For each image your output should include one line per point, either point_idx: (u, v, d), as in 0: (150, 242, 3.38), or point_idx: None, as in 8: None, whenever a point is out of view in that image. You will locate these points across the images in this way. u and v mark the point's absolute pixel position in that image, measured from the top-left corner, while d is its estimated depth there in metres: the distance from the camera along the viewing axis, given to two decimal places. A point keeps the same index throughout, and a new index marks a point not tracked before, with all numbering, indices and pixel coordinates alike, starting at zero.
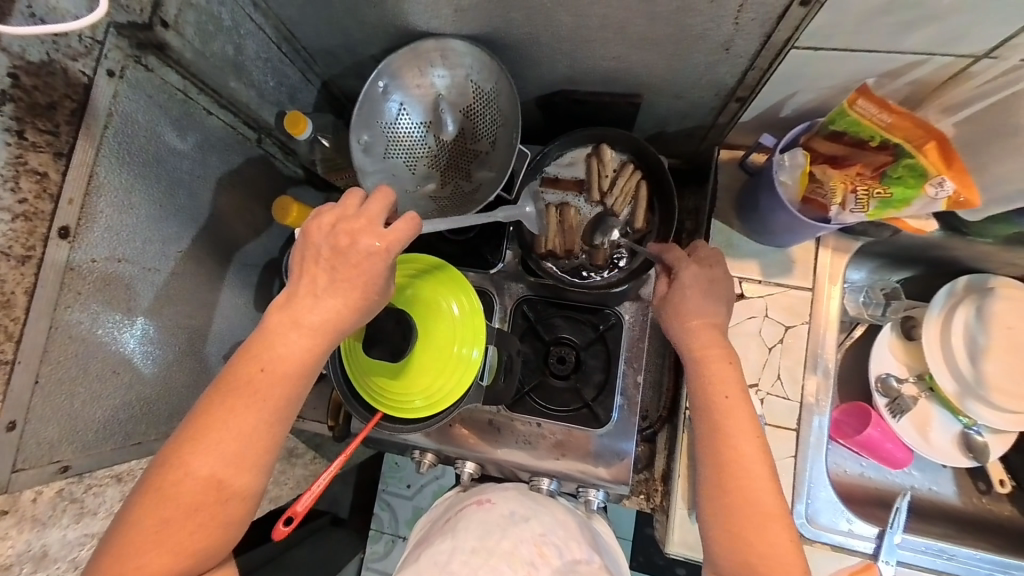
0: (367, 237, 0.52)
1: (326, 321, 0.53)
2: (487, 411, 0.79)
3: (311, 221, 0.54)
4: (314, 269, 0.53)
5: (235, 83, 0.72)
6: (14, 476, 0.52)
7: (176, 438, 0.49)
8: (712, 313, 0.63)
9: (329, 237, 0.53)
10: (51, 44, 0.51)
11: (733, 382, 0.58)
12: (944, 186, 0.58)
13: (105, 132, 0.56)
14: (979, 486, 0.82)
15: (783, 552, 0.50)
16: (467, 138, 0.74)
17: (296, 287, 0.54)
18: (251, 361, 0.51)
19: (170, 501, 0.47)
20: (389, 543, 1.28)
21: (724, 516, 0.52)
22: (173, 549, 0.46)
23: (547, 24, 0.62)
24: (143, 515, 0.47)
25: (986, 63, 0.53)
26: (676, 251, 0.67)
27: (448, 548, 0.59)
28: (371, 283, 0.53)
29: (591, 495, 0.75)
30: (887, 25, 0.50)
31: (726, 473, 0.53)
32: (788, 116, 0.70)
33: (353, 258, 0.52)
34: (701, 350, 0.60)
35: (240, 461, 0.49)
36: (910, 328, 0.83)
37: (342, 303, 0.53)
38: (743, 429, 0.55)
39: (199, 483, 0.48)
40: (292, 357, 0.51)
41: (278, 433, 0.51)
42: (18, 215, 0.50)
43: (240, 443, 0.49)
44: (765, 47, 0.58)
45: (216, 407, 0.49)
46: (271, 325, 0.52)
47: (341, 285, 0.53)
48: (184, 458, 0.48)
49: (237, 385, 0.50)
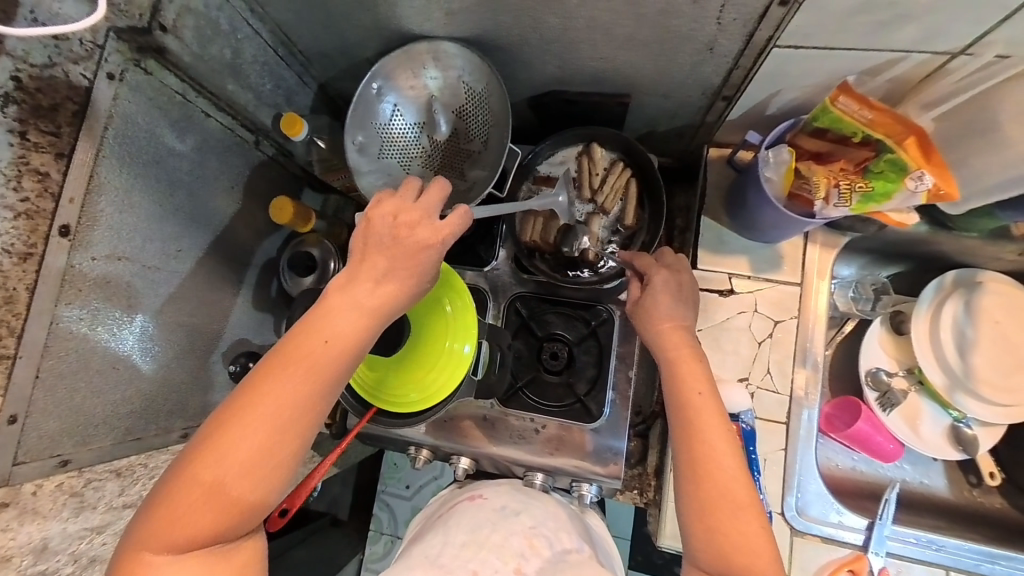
0: (426, 228, 0.54)
1: (381, 305, 0.53)
2: (481, 406, 0.79)
3: (374, 207, 0.55)
4: (375, 254, 0.54)
5: (233, 85, 0.73)
6: (16, 468, 0.53)
7: (229, 404, 0.49)
8: (683, 316, 0.65)
9: (392, 225, 0.54)
10: (53, 48, 0.52)
11: (704, 381, 0.59)
12: (924, 180, 0.59)
13: (106, 133, 0.58)
14: (970, 479, 0.83)
15: (760, 545, 0.50)
16: (460, 138, 0.75)
17: (355, 270, 0.54)
18: (304, 337, 0.51)
19: (217, 466, 0.47)
20: (389, 544, 1.29)
21: (700, 513, 0.52)
22: (214, 513, 0.47)
23: (535, 26, 0.63)
24: (190, 476, 0.47)
25: (963, 60, 0.54)
26: (644, 259, 0.69)
27: (440, 542, 0.60)
28: (425, 271, 0.54)
29: (584, 489, 0.76)
30: (865, 24, 0.52)
31: (699, 470, 0.54)
32: (774, 114, 0.72)
33: (411, 246, 0.53)
34: (668, 352, 0.62)
35: (286, 434, 0.49)
36: (899, 323, 0.84)
37: (397, 290, 0.53)
38: (713, 424, 0.56)
39: (241, 455, 0.47)
40: (346, 337, 0.52)
41: (320, 413, 0.51)
42: (20, 213, 0.51)
43: (288, 415, 0.49)
44: (748, 46, 0.59)
45: (266, 379, 0.49)
46: (328, 303, 0.52)
47: (398, 272, 0.53)
48: (230, 426, 0.48)
49: (291, 359, 0.50)
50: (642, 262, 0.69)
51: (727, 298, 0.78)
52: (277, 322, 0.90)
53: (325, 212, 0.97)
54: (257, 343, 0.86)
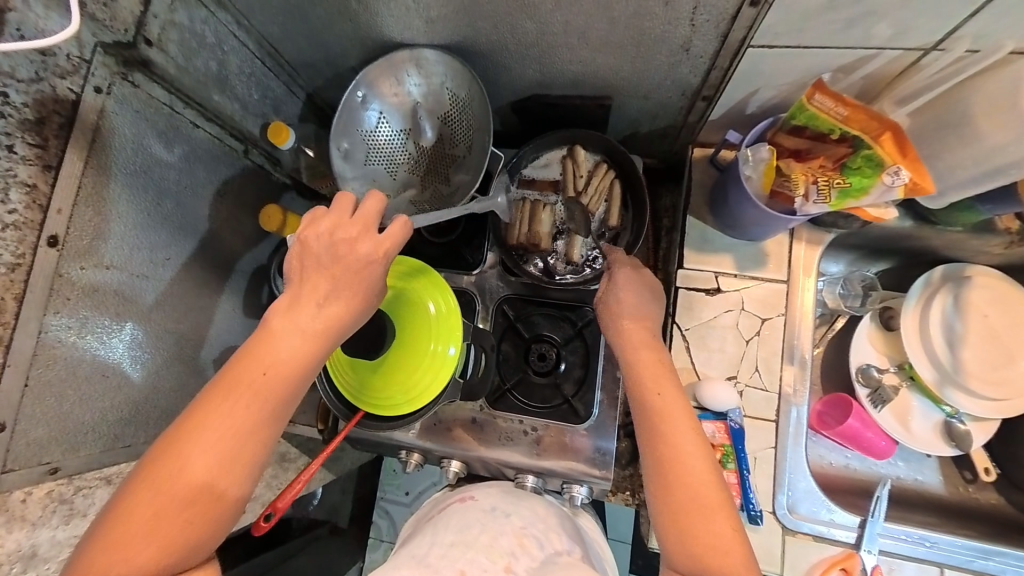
0: (367, 243, 0.54)
1: (327, 327, 0.53)
2: (470, 408, 0.79)
3: (308, 227, 0.54)
4: (316, 276, 0.54)
5: (219, 96, 0.75)
6: (5, 475, 0.54)
7: (168, 435, 0.49)
8: (646, 313, 0.65)
9: (329, 244, 0.53)
10: (40, 63, 0.53)
11: (668, 378, 0.59)
12: (900, 174, 0.60)
13: (93, 145, 0.59)
14: (964, 475, 0.82)
15: (730, 542, 0.50)
16: (445, 144, 0.76)
17: (297, 293, 0.54)
18: (248, 364, 0.51)
19: (158, 498, 0.47)
20: (388, 551, 1.29)
21: (669, 511, 0.52)
22: (154, 546, 0.46)
23: (512, 31, 0.64)
24: (129, 509, 0.46)
25: (934, 56, 0.55)
26: (619, 254, 0.72)
27: (427, 543, 0.60)
28: (369, 287, 0.55)
29: (575, 490, 0.76)
30: (832, 22, 0.52)
31: (667, 468, 0.53)
32: (753, 112, 0.72)
33: (353, 264, 0.53)
34: (632, 350, 0.62)
35: (230, 460, 0.49)
36: (889, 320, 0.83)
37: (343, 309, 0.54)
38: (676, 422, 0.56)
39: (184, 484, 0.47)
40: (290, 361, 0.52)
41: (268, 436, 0.51)
42: (9, 224, 0.52)
43: (232, 441, 0.49)
44: (723, 46, 0.59)
45: (209, 407, 0.50)
46: (271, 328, 0.53)
47: (342, 292, 0.54)
48: (172, 455, 0.48)
49: (232, 388, 0.51)
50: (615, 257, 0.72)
51: (713, 297, 0.78)
52: None
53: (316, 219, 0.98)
54: None
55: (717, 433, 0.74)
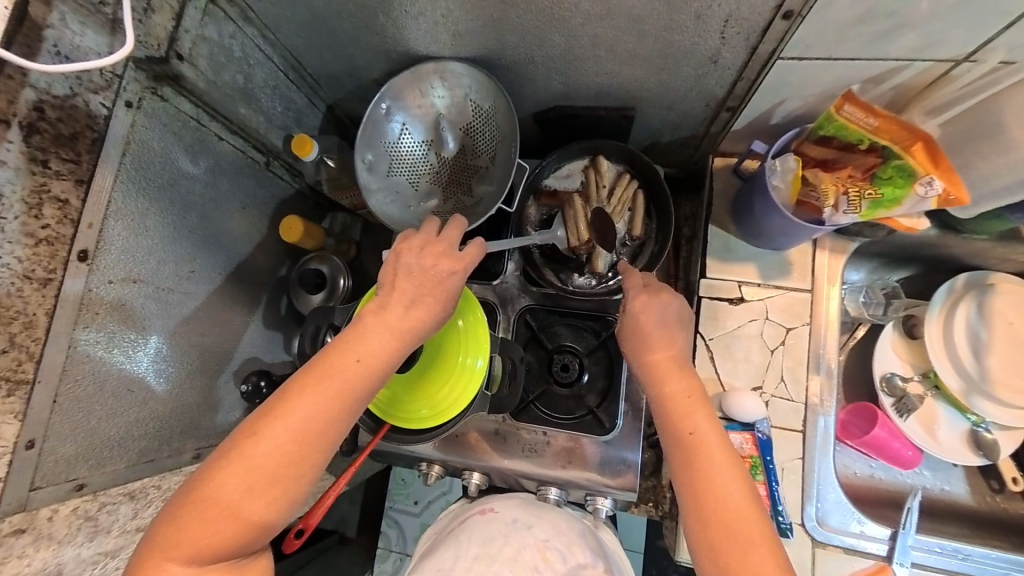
0: (449, 258, 0.56)
1: (412, 331, 0.55)
2: (492, 419, 0.78)
3: (402, 242, 0.57)
4: (404, 284, 0.55)
5: (246, 110, 0.75)
6: (33, 493, 0.53)
7: (256, 417, 0.49)
8: (675, 316, 0.62)
9: (419, 257, 0.56)
10: (74, 80, 0.53)
11: (691, 380, 0.58)
12: (933, 185, 0.60)
13: (122, 160, 0.58)
14: (991, 484, 0.82)
15: (761, 543, 0.49)
16: (467, 155, 0.76)
17: (385, 297, 0.55)
18: (339, 356, 0.52)
19: (240, 480, 0.47)
20: (398, 562, 1.23)
21: (694, 503, 0.51)
22: (232, 525, 0.47)
23: (540, 45, 0.65)
24: (213, 487, 0.47)
25: (966, 67, 0.56)
26: (634, 277, 0.65)
27: (451, 556, 0.59)
28: (450, 299, 0.57)
29: (599, 503, 0.75)
30: (865, 35, 0.53)
31: (692, 468, 0.53)
32: (778, 123, 0.72)
33: (437, 276, 0.56)
34: (645, 355, 0.61)
35: (309, 450, 0.49)
36: (912, 327, 0.83)
37: (426, 316, 0.55)
38: (699, 424, 0.55)
39: (265, 469, 0.47)
40: (376, 359, 0.52)
41: (344, 432, 0.51)
42: (41, 240, 0.52)
43: (312, 433, 0.49)
44: (751, 59, 0.60)
45: (297, 394, 0.50)
46: (362, 325, 0.53)
47: (425, 301, 0.55)
48: (259, 438, 0.48)
49: (320, 378, 0.50)
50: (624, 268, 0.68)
51: (737, 306, 0.78)
52: (285, 339, 0.90)
53: (333, 229, 0.98)
54: (267, 361, 0.86)
55: (744, 444, 0.73)
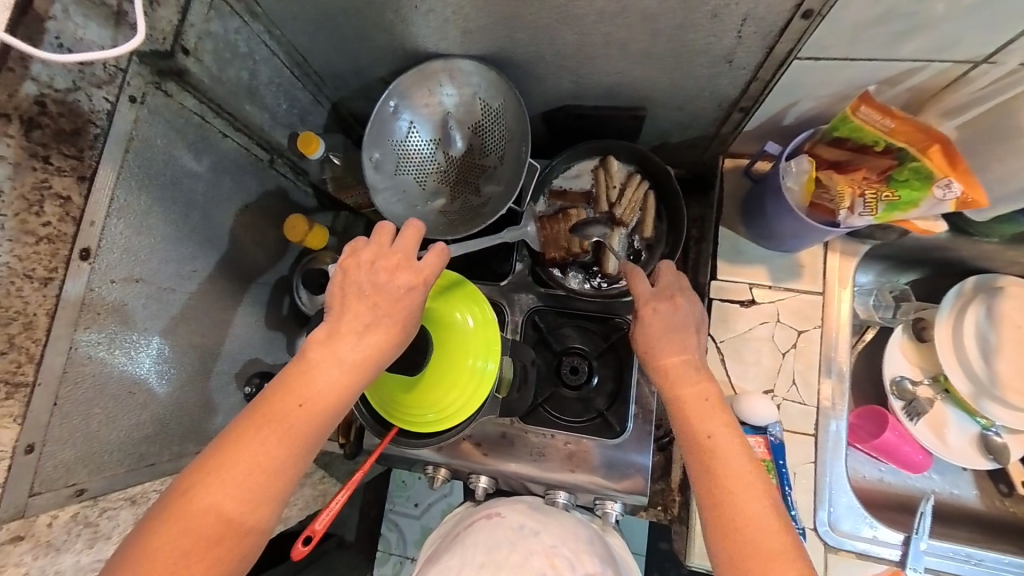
0: (405, 272, 0.55)
1: (367, 355, 0.53)
2: (500, 423, 0.77)
3: (350, 259, 0.56)
4: (356, 305, 0.54)
5: (250, 107, 0.74)
6: (31, 499, 0.52)
7: (202, 461, 0.48)
8: (685, 318, 0.61)
9: (371, 274, 0.55)
10: (77, 73, 0.51)
11: (704, 382, 0.58)
12: (951, 188, 0.59)
13: (126, 156, 0.57)
14: (1000, 488, 0.81)
15: (784, 553, 0.48)
16: (475, 154, 0.75)
17: (336, 322, 0.54)
18: (290, 389, 0.51)
19: (194, 524, 0.46)
20: (398, 566, 1.22)
21: (714, 506, 0.51)
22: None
23: (552, 42, 0.63)
24: (161, 537, 0.45)
25: (983, 69, 0.55)
26: (641, 283, 0.63)
27: (458, 563, 0.58)
28: (409, 317, 0.55)
29: (608, 507, 0.73)
30: (885, 35, 0.52)
31: (712, 471, 0.52)
32: (790, 124, 0.72)
33: (393, 292, 0.55)
34: (663, 356, 0.59)
35: (265, 489, 0.48)
36: (920, 330, 0.82)
37: (382, 336, 0.54)
38: (715, 424, 0.54)
39: (217, 514, 0.46)
40: (329, 390, 0.51)
41: (301, 466, 0.50)
42: (42, 238, 0.50)
43: (265, 472, 0.48)
44: (768, 58, 0.59)
45: (245, 435, 0.49)
46: (311, 355, 0.52)
47: (382, 321, 0.54)
48: (207, 484, 0.47)
49: (270, 415, 0.50)
50: (664, 267, 0.65)
51: (747, 308, 0.78)
52: (288, 340, 0.89)
53: (336, 229, 0.97)
54: (270, 363, 0.85)
55: (756, 448, 0.72)
